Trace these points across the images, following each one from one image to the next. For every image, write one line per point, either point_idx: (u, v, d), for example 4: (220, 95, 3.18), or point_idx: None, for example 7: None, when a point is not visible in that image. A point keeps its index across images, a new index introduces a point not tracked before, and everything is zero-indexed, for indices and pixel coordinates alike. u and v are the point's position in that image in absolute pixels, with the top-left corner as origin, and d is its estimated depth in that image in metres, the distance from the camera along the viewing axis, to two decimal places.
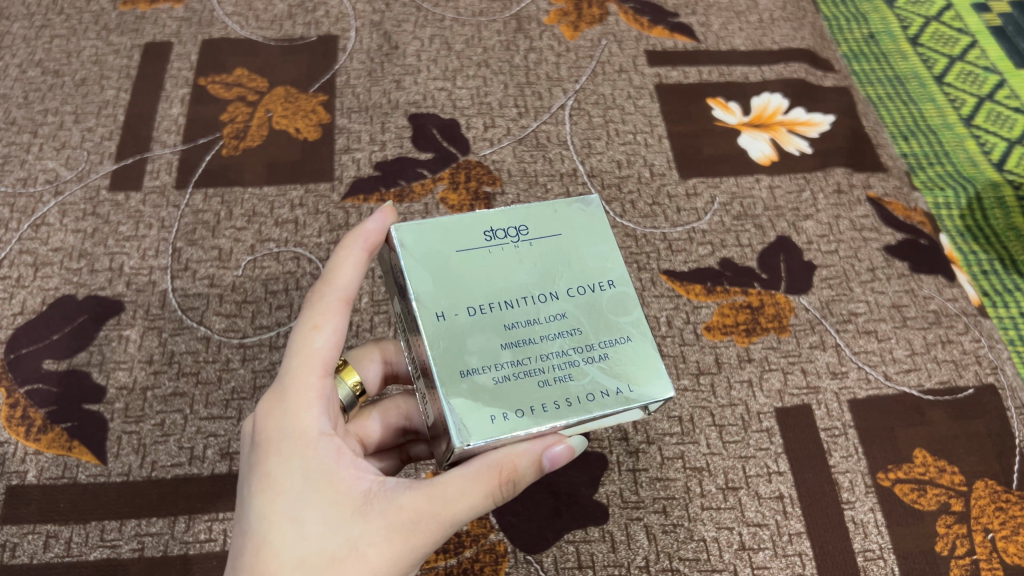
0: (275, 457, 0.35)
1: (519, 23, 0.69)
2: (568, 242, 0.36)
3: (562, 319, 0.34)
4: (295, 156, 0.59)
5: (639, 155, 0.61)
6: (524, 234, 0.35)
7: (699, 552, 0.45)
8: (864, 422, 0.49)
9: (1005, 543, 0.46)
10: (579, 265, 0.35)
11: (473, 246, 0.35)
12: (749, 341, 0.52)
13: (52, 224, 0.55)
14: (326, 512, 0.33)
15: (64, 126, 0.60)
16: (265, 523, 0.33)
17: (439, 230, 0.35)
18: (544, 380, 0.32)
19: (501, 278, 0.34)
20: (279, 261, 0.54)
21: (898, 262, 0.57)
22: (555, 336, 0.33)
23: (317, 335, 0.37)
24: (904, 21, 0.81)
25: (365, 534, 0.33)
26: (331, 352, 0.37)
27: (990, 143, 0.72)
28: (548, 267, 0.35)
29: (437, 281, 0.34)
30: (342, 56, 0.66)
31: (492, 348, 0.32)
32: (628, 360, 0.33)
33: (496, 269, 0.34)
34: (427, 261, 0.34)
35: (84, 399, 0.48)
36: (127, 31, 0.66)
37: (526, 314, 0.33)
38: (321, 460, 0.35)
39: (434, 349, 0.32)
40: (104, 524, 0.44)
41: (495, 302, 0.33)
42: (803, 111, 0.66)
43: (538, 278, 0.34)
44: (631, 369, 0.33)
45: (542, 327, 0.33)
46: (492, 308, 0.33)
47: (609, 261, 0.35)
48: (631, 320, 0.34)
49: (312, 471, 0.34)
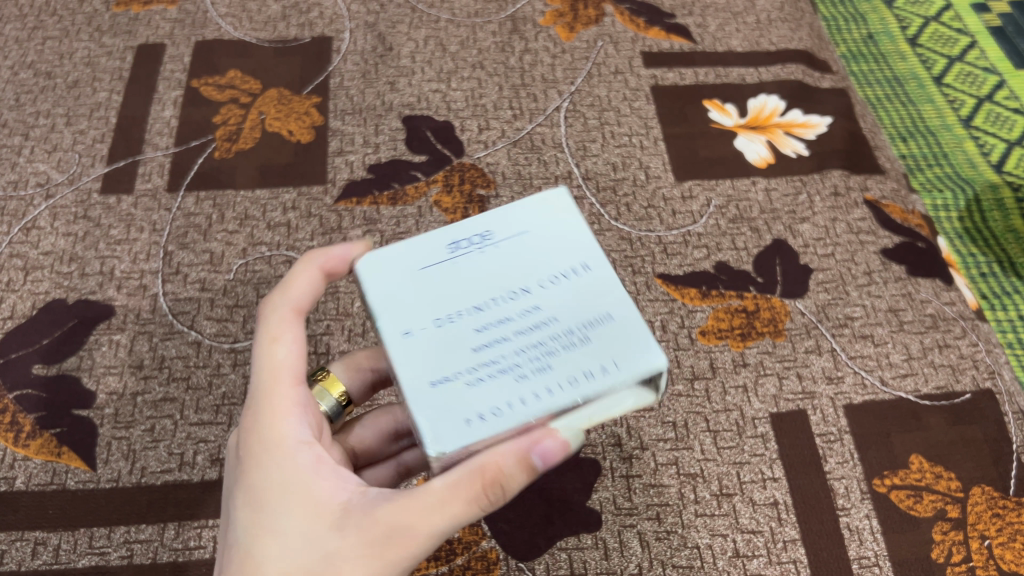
0: (250, 473, 0.35)
1: (514, 24, 0.69)
2: (535, 238, 0.35)
3: (535, 312, 0.32)
4: (287, 158, 0.59)
5: (635, 157, 0.61)
6: (487, 239, 0.35)
7: (693, 559, 0.44)
8: (859, 427, 0.49)
9: (1002, 550, 0.46)
10: (550, 257, 0.34)
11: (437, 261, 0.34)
12: (744, 345, 0.51)
13: (43, 227, 0.55)
14: (302, 525, 0.33)
15: (56, 128, 0.60)
16: (247, 538, 0.33)
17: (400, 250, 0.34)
18: (522, 373, 0.30)
19: (470, 286, 0.33)
20: (271, 265, 0.54)
21: (895, 265, 0.56)
22: (530, 330, 0.32)
23: (277, 347, 0.37)
24: (903, 21, 0.80)
25: (343, 545, 0.32)
26: (296, 362, 0.37)
27: (989, 144, 0.72)
28: (517, 266, 0.34)
29: (403, 301, 0.33)
30: (336, 57, 0.65)
31: (463, 353, 0.31)
32: (612, 340, 0.31)
33: (464, 278, 0.33)
34: (390, 283, 0.33)
35: (73, 404, 0.48)
36: (120, 33, 0.66)
37: (497, 314, 0.32)
38: (294, 473, 0.34)
39: (402, 364, 0.31)
40: (92, 531, 0.44)
41: (463, 310, 0.32)
42: (800, 112, 0.65)
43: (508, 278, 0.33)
44: (613, 348, 0.31)
45: (515, 323, 0.32)
46: (460, 316, 0.32)
47: (580, 248, 0.34)
48: (608, 300, 0.32)
49: (286, 484, 0.34)
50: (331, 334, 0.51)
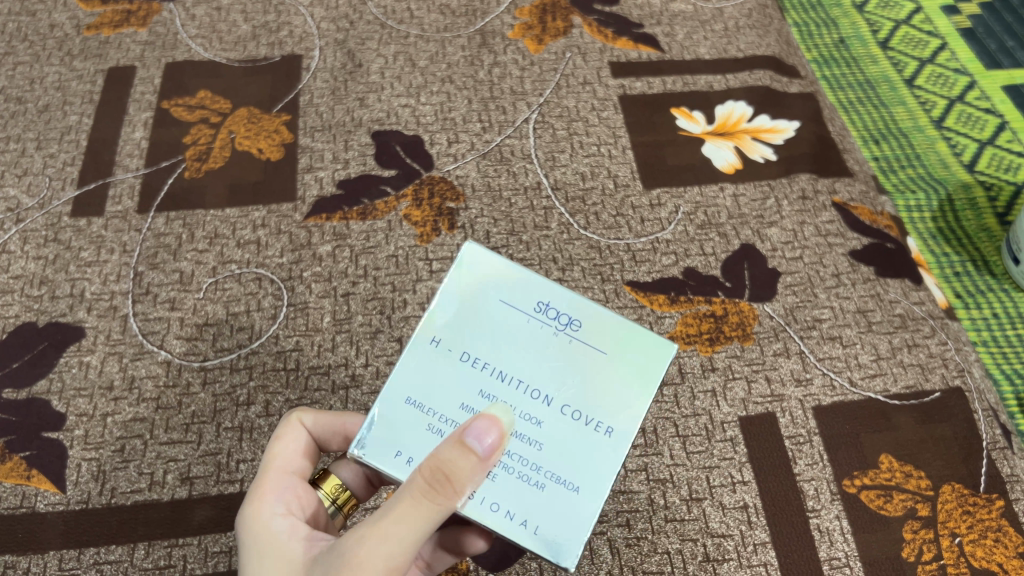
0: (245, 516, 0.37)
1: (483, 38, 0.69)
2: (595, 359, 0.33)
3: (509, 376, 0.33)
4: (257, 177, 0.59)
5: (603, 166, 0.61)
6: (572, 327, 0.34)
7: (663, 565, 0.44)
8: (828, 428, 0.49)
9: (973, 547, 0.45)
10: (554, 355, 0.33)
11: (515, 314, 0.34)
12: (713, 349, 0.51)
13: (14, 252, 0.55)
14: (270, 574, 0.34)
15: (26, 152, 0.60)
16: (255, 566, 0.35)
17: (481, 323, 0.34)
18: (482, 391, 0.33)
19: (500, 356, 0.34)
20: (240, 282, 0.54)
21: (863, 267, 0.57)
22: (489, 371, 0.33)
23: (279, 443, 0.40)
24: (874, 25, 0.83)
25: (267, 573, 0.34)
26: (290, 457, 0.40)
27: (961, 144, 0.74)
28: (522, 358, 0.33)
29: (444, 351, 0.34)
30: (305, 75, 0.66)
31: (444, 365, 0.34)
32: (562, 459, 0.32)
33: (505, 340, 0.34)
34: (457, 341, 0.34)
35: (43, 427, 0.48)
36: (90, 56, 0.66)
37: (498, 367, 0.33)
38: (274, 534, 0.36)
39: (416, 374, 0.34)
40: (61, 553, 0.44)
41: (492, 364, 0.34)
42: (768, 118, 0.66)
43: (495, 345, 0.34)
44: (465, 385, 0.33)
45: (481, 376, 0.33)
46: (487, 366, 0.34)
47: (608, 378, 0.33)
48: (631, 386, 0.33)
49: (266, 546, 0.35)
50: (301, 350, 0.51)
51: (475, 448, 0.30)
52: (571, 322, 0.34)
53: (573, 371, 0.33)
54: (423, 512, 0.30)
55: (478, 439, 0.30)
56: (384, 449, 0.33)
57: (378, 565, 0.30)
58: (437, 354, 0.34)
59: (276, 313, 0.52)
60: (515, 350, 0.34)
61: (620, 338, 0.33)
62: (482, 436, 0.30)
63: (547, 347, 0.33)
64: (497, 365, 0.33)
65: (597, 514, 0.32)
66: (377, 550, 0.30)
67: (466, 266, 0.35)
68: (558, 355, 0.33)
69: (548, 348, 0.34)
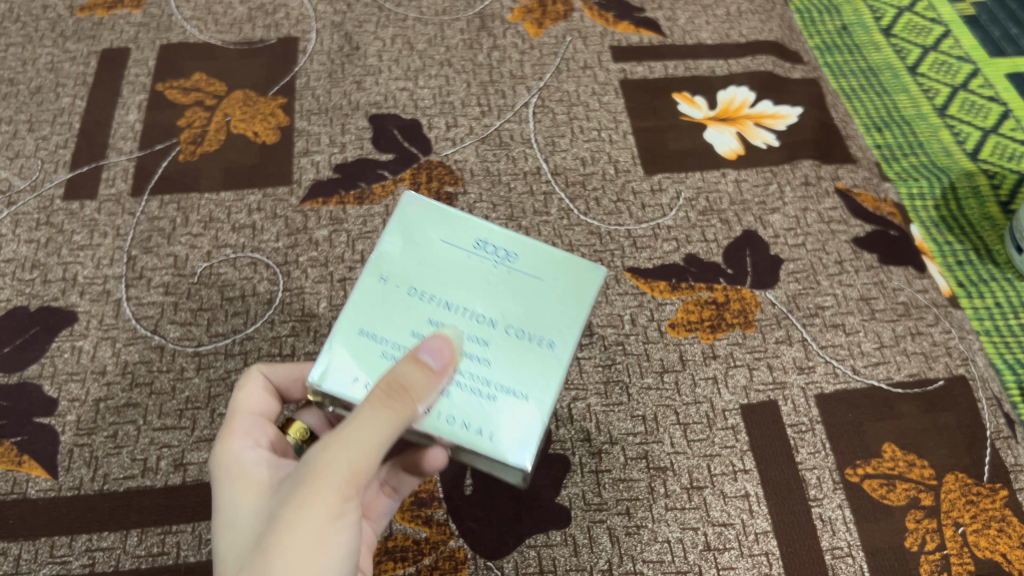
0: (216, 455, 0.37)
1: (482, 21, 0.68)
2: (532, 284, 0.36)
3: (454, 305, 0.36)
4: (253, 160, 0.58)
5: (604, 151, 0.60)
6: (509, 259, 0.37)
7: (663, 554, 0.43)
8: (831, 417, 0.48)
9: (976, 537, 0.45)
10: (495, 283, 0.36)
11: (458, 251, 0.37)
12: (714, 337, 0.51)
13: (5, 235, 0.54)
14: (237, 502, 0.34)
15: (18, 135, 0.59)
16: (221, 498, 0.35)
17: (427, 258, 0.37)
18: (428, 318, 0.36)
19: (446, 286, 0.36)
20: (235, 267, 0.53)
21: (867, 254, 0.56)
22: (435, 301, 0.36)
23: (244, 392, 0.41)
24: (877, 12, 0.82)
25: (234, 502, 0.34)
26: (255, 404, 0.40)
27: (964, 132, 0.73)
28: (466, 287, 0.36)
29: (391, 284, 0.36)
30: (302, 58, 0.65)
31: (390, 298, 0.36)
32: (509, 373, 0.35)
33: (450, 273, 0.37)
34: (403, 276, 0.36)
35: (35, 413, 0.47)
36: (83, 38, 0.65)
37: (443, 298, 0.36)
38: (243, 468, 0.36)
39: (365, 307, 0.36)
40: (53, 540, 0.43)
41: (437, 294, 0.36)
42: (770, 103, 0.65)
43: (439, 279, 0.36)
44: (413, 315, 0.36)
45: (428, 307, 0.36)
46: (432, 298, 0.36)
47: (547, 298, 0.36)
48: (568, 307, 0.36)
49: (235, 479, 0.35)
50: (296, 335, 0.50)
51: (426, 360, 0.32)
52: (509, 255, 0.37)
53: (514, 296, 0.36)
54: (381, 419, 0.31)
55: (431, 356, 0.32)
56: (337, 375, 0.34)
57: (341, 471, 0.31)
58: (384, 288, 0.36)
59: (271, 298, 0.52)
60: (459, 280, 0.36)
61: (553, 266, 0.37)
62: (428, 351, 0.32)
63: (488, 278, 0.36)
64: (440, 294, 0.36)
65: (544, 422, 0.34)
66: (340, 457, 0.31)
67: (409, 212, 0.38)
68: (497, 283, 0.36)
69: (488, 277, 0.36)
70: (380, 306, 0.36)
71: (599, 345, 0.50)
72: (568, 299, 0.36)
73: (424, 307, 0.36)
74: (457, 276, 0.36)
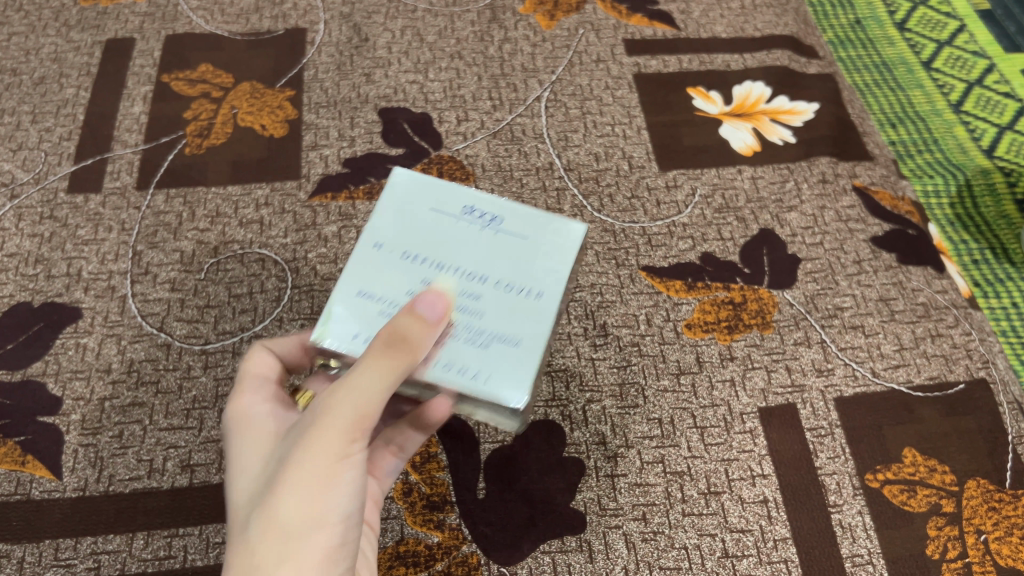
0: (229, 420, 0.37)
1: (493, 12, 0.67)
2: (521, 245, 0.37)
3: (446, 265, 0.36)
4: (261, 154, 0.57)
5: (617, 147, 0.59)
6: (497, 221, 0.37)
7: (680, 561, 0.42)
8: (850, 421, 0.47)
9: (999, 544, 0.44)
10: (484, 244, 0.36)
11: (448, 215, 0.37)
12: (731, 338, 0.50)
13: (8, 229, 0.53)
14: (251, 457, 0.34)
15: (21, 126, 0.58)
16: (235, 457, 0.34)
17: (418, 223, 0.37)
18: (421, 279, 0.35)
19: (438, 249, 0.36)
20: (243, 263, 0.52)
21: (885, 254, 0.55)
22: (426, 262, 0.36)
23: (252, 360, 0.40)
24: (891, 5, 0.81)
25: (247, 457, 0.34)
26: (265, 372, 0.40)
27: (980, 129, 0.72)
28: (457, 248, 0.36)
29: (385, 249, 0.36)
30: (310, 49, 0.64)
31: (382, 262, 0.36)
32: (503, 322, 0.34)
33: (442, 237, 0.37)
34: (396, 240, 0.36)
35: (38, 411, 0.46)
36: (87, 27, 0.64)
37: (435, 259, 0.36)
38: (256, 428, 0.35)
39: (359, 271, 0.36)
40: (58, 542, 0.42)
41: (429, 256, 0.36)
42: (786, 99, 0.64)
43: (431, 242, 0.36)
44: (406, 276, 0.35)
45: (420, 268, 0.36)
46: (425, 260, 0.36)
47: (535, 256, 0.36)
48: (557, 264, 0.36)
49: (247, 439, 0.35)
50: (306, 334, 0.49)
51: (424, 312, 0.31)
52: (496, 218, 0.37)
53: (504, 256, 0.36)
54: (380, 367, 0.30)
55: (427, 308, 0.32)
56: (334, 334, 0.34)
57: (346, 415, 0.30)
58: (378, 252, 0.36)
59: (280, 295, 0.51)
60: (450, 241, 0.36)
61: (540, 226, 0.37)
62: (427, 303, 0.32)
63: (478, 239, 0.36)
64: (432, 255, 0.36)
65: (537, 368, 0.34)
66: (344, 401, 0.30)
67: (396, 184, 0.38)
68: (487, 244, 0.36)
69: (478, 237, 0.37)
70: (374, 268, 0.36)
71: (613, 346, 0.49)
72: (557, 258, 0.36)
73: (416, 268, 0.36)
74: (448, 238, 0.36)
